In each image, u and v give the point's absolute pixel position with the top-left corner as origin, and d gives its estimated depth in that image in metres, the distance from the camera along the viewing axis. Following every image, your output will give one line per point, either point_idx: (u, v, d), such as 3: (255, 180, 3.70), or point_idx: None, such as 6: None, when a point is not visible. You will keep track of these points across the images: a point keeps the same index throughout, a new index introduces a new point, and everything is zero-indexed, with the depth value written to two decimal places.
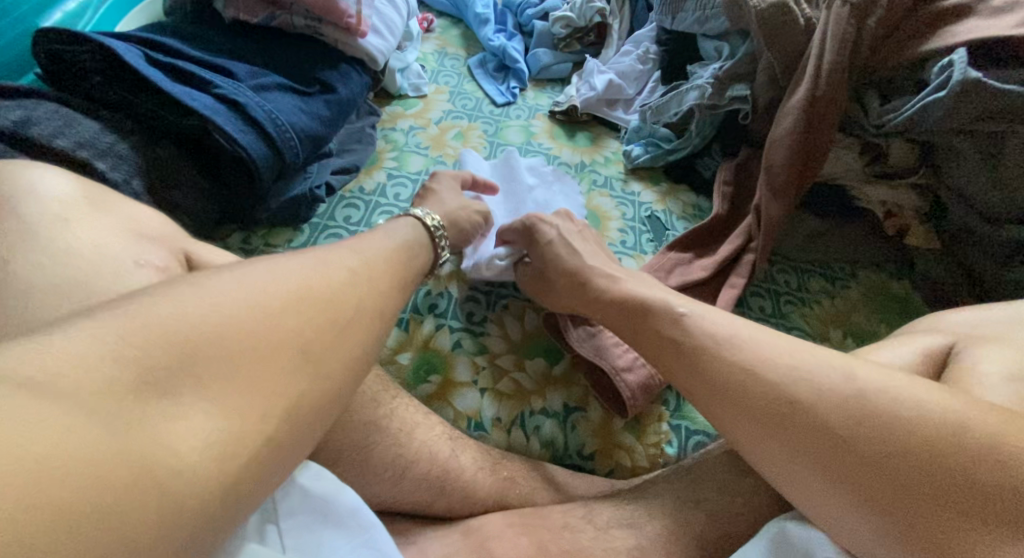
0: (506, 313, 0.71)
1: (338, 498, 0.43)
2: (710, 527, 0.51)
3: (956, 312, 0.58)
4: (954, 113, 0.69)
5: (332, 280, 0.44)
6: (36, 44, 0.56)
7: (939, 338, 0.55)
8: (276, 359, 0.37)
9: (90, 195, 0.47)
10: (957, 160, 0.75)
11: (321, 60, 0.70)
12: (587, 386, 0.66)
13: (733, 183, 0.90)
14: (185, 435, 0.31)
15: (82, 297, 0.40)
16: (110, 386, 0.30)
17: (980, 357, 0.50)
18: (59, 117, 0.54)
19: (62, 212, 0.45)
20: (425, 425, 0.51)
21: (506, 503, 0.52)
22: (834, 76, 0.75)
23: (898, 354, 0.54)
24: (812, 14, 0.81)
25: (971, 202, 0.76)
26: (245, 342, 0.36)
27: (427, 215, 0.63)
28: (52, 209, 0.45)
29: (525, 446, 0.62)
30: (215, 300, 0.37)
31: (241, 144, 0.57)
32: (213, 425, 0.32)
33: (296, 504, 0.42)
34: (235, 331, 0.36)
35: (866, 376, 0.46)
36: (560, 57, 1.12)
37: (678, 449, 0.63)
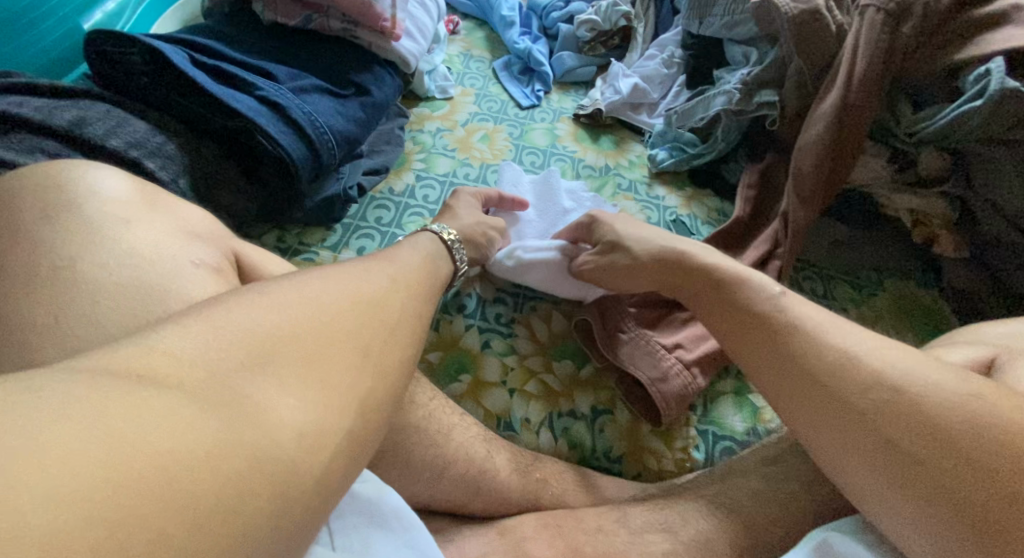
0: (534, 315, 0.71)
1: (385, 498, 0.45)
2: (747, 534, 0.51)
3: (991, 323, 0.58)
4: (989, 122, 0.69)
5: (376, 281, 0.45)
6: (89, 46, 0.58)
7: (980, 350, 0.54)
8: (337, 352, 0.39)
9: (141, 193, 0.49)
10: (991, 168, 0.75)
11: (356, 62, 0.71)
12: (615, 389, 0.66)
13: (759, 187, 0.89)
14: (278, 411, 0.34)
15: (139, 294, 0.41)
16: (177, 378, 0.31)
17: (1020, 370, 0.49)
18: (111, 118, 0.55)
19: (118, 211, 0.46)
20: (461, 426, 0.52)
21: (540, 504, 0.53)
22: (866, 84, 0.75)
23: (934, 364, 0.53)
24: (843, 22, 0.82)
25: (1003, 211, 0.76)
26: (308, 337, 0.38)
27: (445, 231, 0.63)
28: (108, 207, 0.46)
29: (554, 448, 0.63)
30: (280, 300, 0.39)
31: (282, 145, 0.58)
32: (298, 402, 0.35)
33: (344, 505, 0.43)
34: (303, 326, 0.39)
35: (905, 385, 0.46)
36: (585, 60, 1.12)
37: (707, 454, 0.64)
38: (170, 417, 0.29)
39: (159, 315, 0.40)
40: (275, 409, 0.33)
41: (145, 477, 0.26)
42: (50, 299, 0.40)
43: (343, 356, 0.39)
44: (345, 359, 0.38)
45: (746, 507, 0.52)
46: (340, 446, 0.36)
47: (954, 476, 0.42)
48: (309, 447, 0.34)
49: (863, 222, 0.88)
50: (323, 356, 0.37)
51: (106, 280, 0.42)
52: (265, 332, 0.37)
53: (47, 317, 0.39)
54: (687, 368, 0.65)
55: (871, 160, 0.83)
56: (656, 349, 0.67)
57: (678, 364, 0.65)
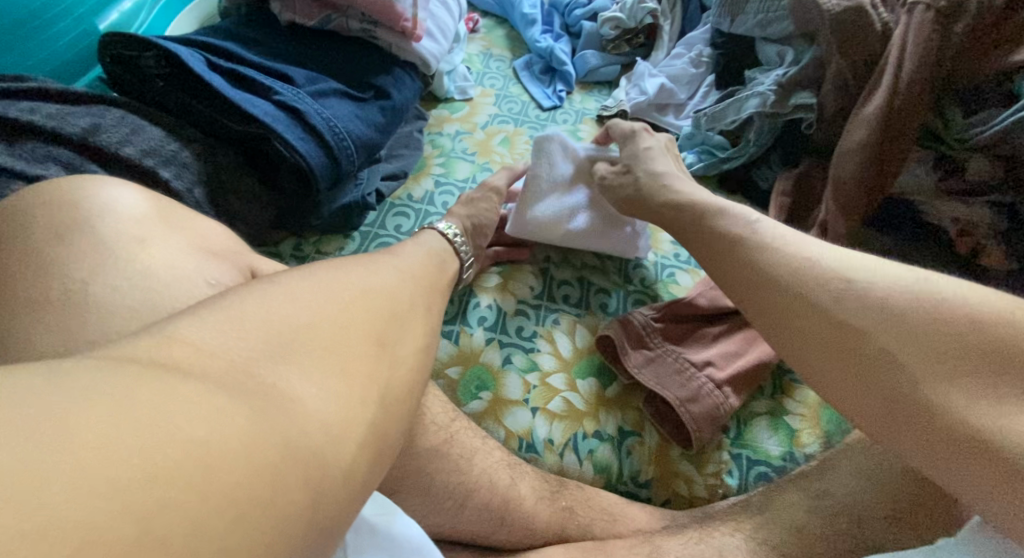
0: (557, 329, 0.68)
1: (400, 528, 0.42)
2: None
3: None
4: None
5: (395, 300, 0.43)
6: (103, 49, 0.56)
7: None
8: (353, 356, 0.37)
9: (158, 209, 0.46)
10: None
11: (375, 64, 0.68)
12: (643, 409, 0.63)
13: (793, 194, 0.84)
14: (301, 406, 0.33)
15: (151, 316, 0.39)
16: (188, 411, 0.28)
17: None
18: (125, 125, 0.53)
19: (133, 229, 0.44)
20: (484, 451, 0.49)
21: (567, 534, 0.50)
22: (914, 86, 0.70)
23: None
24: (889, 19, 0.76)
25: None
26: (322, 344, 0.37)
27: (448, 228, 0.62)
28: (123, 227, 0.44)
29: (578, 470, 0.60)
30: (295, 318, 0.37)
31: (300, 152, 0.55)
32: (321, 403, 0.34)
33: (363, 540, 0.41)
34: (316, 334, 0.37)
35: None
36: (609, 59, 1.09)
37: (740, 481, 0.60)
38: (185, 424, 0.28)
39: None
40: (289, 454, 0.31)
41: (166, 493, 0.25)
42: (60, 321, 0.38)
43: (360, 386, 0.36)
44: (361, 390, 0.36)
45: (787, 542, 0.49)
46: (356, 485, 0.33)
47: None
48: (337, 439, 0.33)
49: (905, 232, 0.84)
50: (340, 387, 0.35)
51: (118, 300, 0.40)
52: (278, 351, 0.35)
53: (56, 342, 0.37)
54: (717, 386, 0.62)
55: (915, 167, 0.80)
56: (687, 369, 0.64)
57: (712, 385, 0.62)
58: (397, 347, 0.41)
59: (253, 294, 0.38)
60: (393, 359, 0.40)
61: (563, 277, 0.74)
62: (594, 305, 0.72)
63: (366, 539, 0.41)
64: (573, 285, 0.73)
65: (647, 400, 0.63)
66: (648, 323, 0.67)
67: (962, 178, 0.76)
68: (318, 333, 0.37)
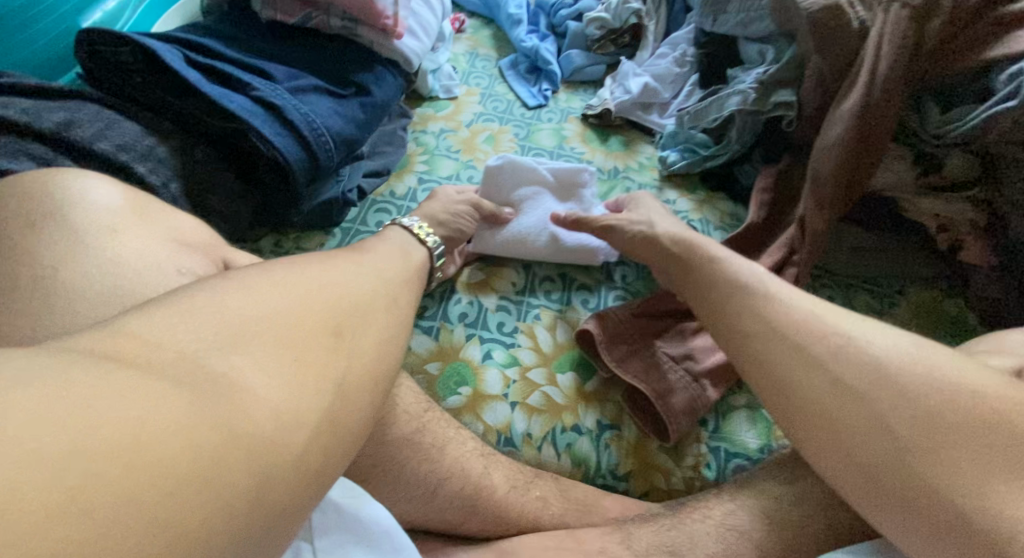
0: (537, 324, 0.69)
1: (368, 511, 0.43)
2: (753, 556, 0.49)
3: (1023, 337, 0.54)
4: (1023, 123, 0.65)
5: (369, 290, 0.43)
6: (79, 45, 0.56)
7: None
8: (307, 344, 0.37)
9: (133, 201, 0.47)
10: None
11: (356, 61, 0.69)
12: (622, 403, 0.63)
13: (773, 190, 0.85)
14: (249, 390, 0.33)
15: (122, 305, 0.40)
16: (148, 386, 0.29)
17: None
18: (101, 120, 0.53)
19: (105, 218, 0.44)
20: (457, 441, 0.50)
21: (539, 525, 0.51)
22: (890, 83, 0.71)
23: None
24: (867, 16, 0.77)
25: None
26: (273, 332, 0.36)
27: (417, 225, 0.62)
28: (95, 215, 0.44)
29: (557, 464, 0.60)
30: (245, 310, 0.36)
31: (278, 148, 0.56)
32: (270, 387, 0.34)
33: (330, 522, 0.41)
34: (267, 323, 0.37)
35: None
36: (594, 59, 1.09)
37: (717, 472, 0.61)
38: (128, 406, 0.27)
39: None
40: (244, 435, 0.31)
41: (111, 470, 0.25)
42: (30, 310, 0.38)
43: (311, 373, 0.36)
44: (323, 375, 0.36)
45: (753, 530, 0.50)
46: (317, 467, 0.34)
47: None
48: (285, 427, 0.33)
49: (884, 229, 0.85)
50: (291, 374, 0.35)
51: (89, 289, 0.40)
52: (227, 337, 0.35)
53: (26, 329, 0.37)
54: (694, 380, 0.63)
55: (894, 163, 0.80)
56: (666, 362, 0.65)
57: (689, 377, 0.63)
58: (366, 333, 0.41)
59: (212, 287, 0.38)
60: (360, 346, 0.40)
61: (546, 274, 0.74)
62: (575, 301, 0.72)
63: (333, 523, 0.42)
64: (556, 281, 0.74)
65: (626, 394, 0.63)
66: (629, 319, 0.68)
67: (939, 175, 0.77)
68: (286, 321, 0.37)
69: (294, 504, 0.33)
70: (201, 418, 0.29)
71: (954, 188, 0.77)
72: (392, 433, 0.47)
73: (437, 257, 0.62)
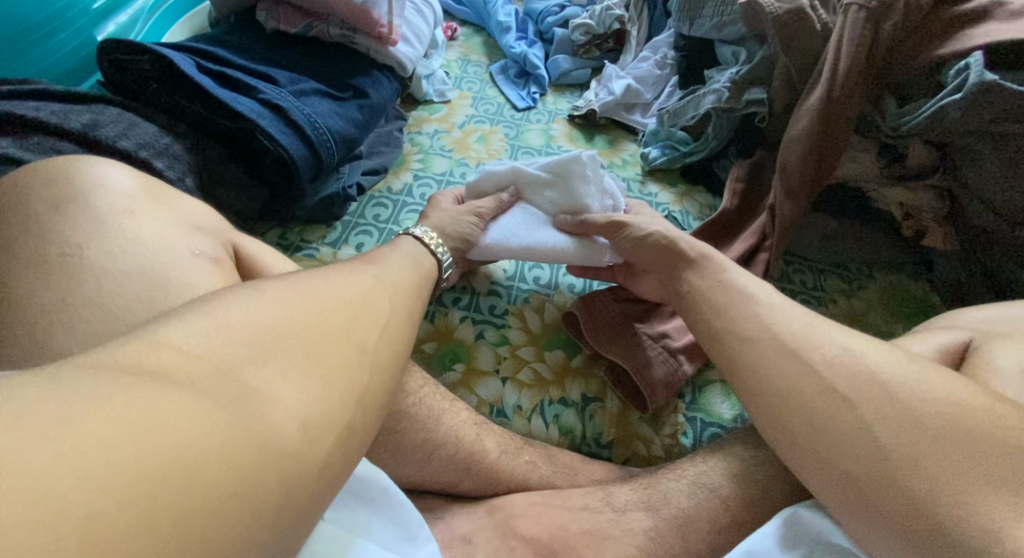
0: (527, 307, 0.74)
1: (367, 470, 0.47)
2: (725, 511, 0.51)
3: (971, 309, 0.59)
4: (970, 115, 0.71)
5: (369, 266, 0.48)
6: (102, 53, 0.61)
7: (954, 335, 0.55)
8: (335, 358, 0.37)
9: (147, 187, 0.52)
10: (977, 161, 0.76)
11: (355, 67, 0.74)
12: (605, 379, 0.68)
13: (747, 180, 0.90)
14: (279, 404, 0.33)
15: (147, 282, 0.45)
16: (181, 339, 0.33)
17: (991, 356, 0.51)
18: (122, 120, 0.59)
19: (125, 203, 0.49)
20: (451, 411, 0.54)
21: (528, 484, 0.54)
22: (849, 80, 0.77)
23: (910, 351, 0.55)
24: (830, 20, 0.83)
25: (990, 204, 0.78)
26: (304, 344, 0.36)
27: (426, 234, 0.63)
28: (116, 200, 0.49)
29: (545, 434, 0.65)
30: (273, 316, 0.37)
31: (283, 145, 0.61)
32: (298, 402, 0.34)
33: None
34: (296, 334, 0.37)
35: (876, 365, 0.48)
36: (580, 63, 1.15)
37: (694, 440, 0.65)
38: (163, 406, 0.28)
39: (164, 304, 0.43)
40: (274, 451, 0.32)
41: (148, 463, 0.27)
42: (65, 285, 0.43)
43: (337, 388, 0.36)
44: (346, 342, 0.39)
45: (723, 488, 0.52)
46: None
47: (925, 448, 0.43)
48: (311, 439, 0.33)
49: (854, 217, 0.89)
50: (319, 390, 0.35)
51: (119, 268, 0.45)
52: (260, 342, 0.35)
53: (61, 302, 0.42)
54: (672, 355, 0.68)
55: (860, 155, 0.85)
56: (644, 340, 0.70)
57: (666, 353, 0.68)
58: None
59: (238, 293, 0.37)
60: None
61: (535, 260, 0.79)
62: (562, 287, 0.77)
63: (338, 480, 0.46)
64: (543, 267, 0.79)
65: (608, 369, 0.69)
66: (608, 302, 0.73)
67: (904, 164, 0.81)
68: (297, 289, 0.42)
69: (312, 507, 0.34)
70: (228, 405, 0.31)
71: (917, 177, 0.81)
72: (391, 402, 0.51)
73: (443, 267, 0.64)
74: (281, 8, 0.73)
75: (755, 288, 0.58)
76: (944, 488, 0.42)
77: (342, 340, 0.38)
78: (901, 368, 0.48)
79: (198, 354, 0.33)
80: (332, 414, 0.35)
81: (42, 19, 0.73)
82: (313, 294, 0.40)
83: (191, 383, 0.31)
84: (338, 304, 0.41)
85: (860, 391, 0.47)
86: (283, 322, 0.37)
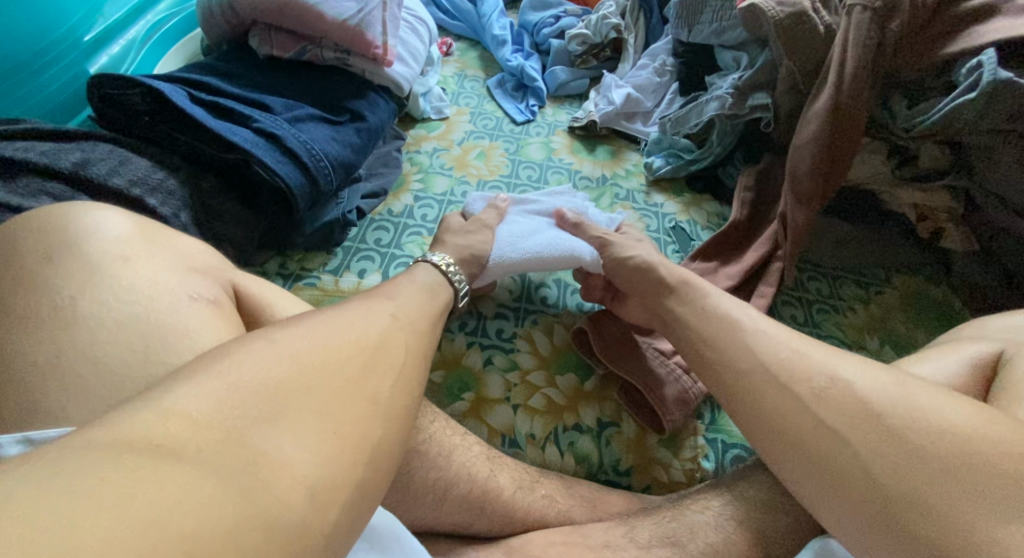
0: (536, 329, 0.72)
1: (377, 518, 0.44)
2: (753, 544, 0.48)
3: (998, 316, 0.57)
4: (984, 114, 0.68)
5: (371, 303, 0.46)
6: (92, 89, 0.60)
7: (981, 346, 0.53)
8: (347, 413, 0.35)
9: (143, 230, 0.50)
10: (992, 159, 0.74)
11: (350, 90, 0.72)
12: (620, 401, 0.66)
13: (755, 188, 0.88)
14: (288, 467, 0.31)
15: (141, 330, 0.43)
16: (187, 398, 0.31)
17: (1022, 368, 0.48)
18: (114, 157, 0.57)
19: (121, 248, 0.47)
20: (463, 446, 0.52)
21: (545, 521, 0.52)
22: (857, 82, 0.75)
23: (941, 361, 0.52)
24: (832, 22, 0.82)
25: (1009, 203, 0.76)
26: (313, 398, 0.34)
27: (442, 260, 0.61)
28: (111, 245, 0.47)
29: (560, 463, 0.62)
30: (277, 369, 0.35)
31: (279, 174, 0.59)
32: (305, 468, 0.31)
33: None
34: (302, 389, 0.35)
35: (907, 385, 0.46)
36: (577, 74, 1.14)
37: (715, 463, 0.63)
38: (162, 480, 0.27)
39: (159, 354, 0.41)
40: (279, 526, 0.29)
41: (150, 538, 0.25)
42: (57, 339, 0.41)
43: (348, 444, 0.34)
44: (359, 392, 0.36)
45: (751, 519, 0.50)
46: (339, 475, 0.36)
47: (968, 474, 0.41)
48: (320, 505, 0.31)
49: (865, 221, 0.87)
50: (329, 449, 0.33)
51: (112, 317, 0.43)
52: (268, 397, 0.33)
53: (52, 357, 0.40)
54: (686, 373, 0.66)
55: (870, 157, 0.84)
56: (657, 358, 0.67)
57: (681, 371, 0.66)
58: None
59: (241, 348, 0.36)
60: None
61: (542, 281, 0.77)
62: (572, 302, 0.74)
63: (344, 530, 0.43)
64: (551, 286, 0.77)
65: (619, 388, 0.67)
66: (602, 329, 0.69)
67: (915, 166, 0.80)
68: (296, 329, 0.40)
69: None
70: (230, 479, 0.29)
71: (931, 178, 0.80)
72: None
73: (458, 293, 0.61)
74: (273, 33, 0.71)
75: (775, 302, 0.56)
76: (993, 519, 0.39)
77: (352, 387, 0.36)
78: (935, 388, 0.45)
79: (206, 413, 0.31)
80: (341, 473, 0.33)
81: (32, 57, 0.72)
82: (314, 338, 0.38)
83: (191, 455, 0.29)
84: (347, 348, 0.38)
85: (893, 412, 0.44)
86: (289, 372, 0.35)
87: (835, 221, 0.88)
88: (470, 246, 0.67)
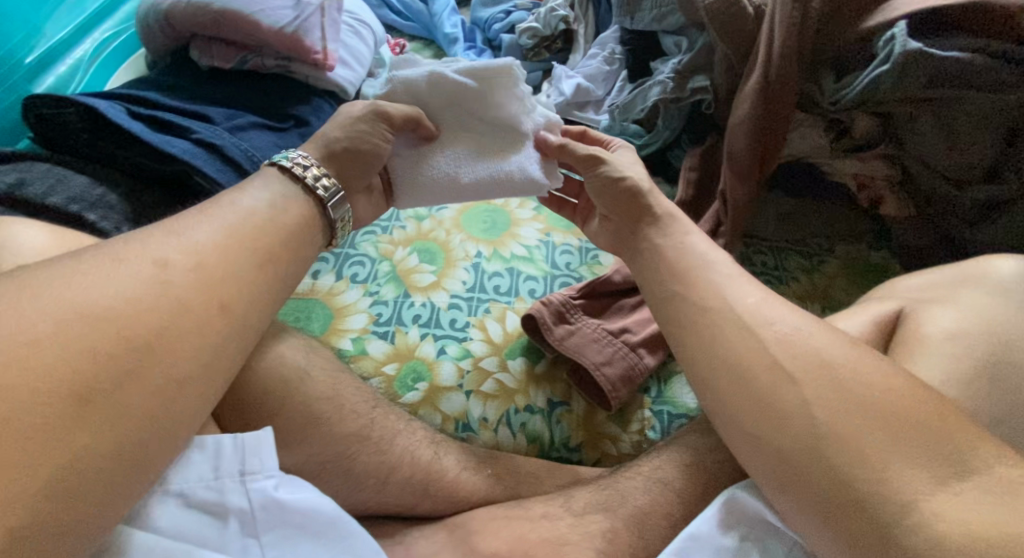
0: (489, 317, 0.74)
1: (310, 505, 0.45)
2: (678, 503, 0.51)
3: (905, 277, 0.59)
4: (901, 84, 0.71)
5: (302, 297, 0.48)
6: (24, 110, 0.61)
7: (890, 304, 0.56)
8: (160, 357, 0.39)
9: (54, 239, 0.51)
10: (914, 125, 0.77)
11: (294, 95, 0.74)
12: (570, 381, 0.68)
13: (700, 168, 0.91)
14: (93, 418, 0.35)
15: None
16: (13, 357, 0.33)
17: (925, 320, 0.52)
18: (50, 175, 0.58)
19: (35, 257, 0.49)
20: (405, 431, 0.55)
21: (491, 498, 0.55)
22: (785, 60, 0.77)
23: (848, 321, 0.54)
24: (761, 3, 0.84)
25: (937, 168, 0.79)
26: (125, 340, 0.38)
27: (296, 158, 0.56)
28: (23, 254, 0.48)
29: (513, 443, 0.64)
30: (104, 308, 0.38)
31: (220, 183, 0.61)
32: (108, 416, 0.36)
33: (271, 517, 0.44)
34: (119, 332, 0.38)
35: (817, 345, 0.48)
36: (530, 67, 1.16)
37: (662, 432, 0.66)
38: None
39: None
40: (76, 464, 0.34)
41: None
42: None
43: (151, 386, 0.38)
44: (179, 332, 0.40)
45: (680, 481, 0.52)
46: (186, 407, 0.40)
47: (862, 420, 0.43)
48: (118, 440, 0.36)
49: (811, 193, 0.90)
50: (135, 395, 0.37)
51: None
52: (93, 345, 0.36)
53: None
54: (631, 349, 0.68)
55: (809, 131, 0.85)
56: (604, 337, 0.70)
57: (626, 347, 0.68)
58: None
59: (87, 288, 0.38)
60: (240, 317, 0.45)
61: (495, 269, 0.80)
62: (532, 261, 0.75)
63: (273, 517, 0.44)
64: (504, 275, 0.79)
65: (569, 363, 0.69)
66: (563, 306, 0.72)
67: (851, 137, 0.82)
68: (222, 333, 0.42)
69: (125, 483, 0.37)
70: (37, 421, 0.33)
71: (866, 148, 0.82)
72: (338, 430, 0.51)
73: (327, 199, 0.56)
74: (212, 43, 0.72)
75: (707, 257, 0.57)
76: (891, 464, 0.41)
77: (165, 327, 0.40)
78: (840, 345, 0.48)
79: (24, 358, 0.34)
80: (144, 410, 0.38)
81: None
82: (146, 277, 0.41)
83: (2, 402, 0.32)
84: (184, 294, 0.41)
85: (802, 366, 0.46)
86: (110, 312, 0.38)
87: (780, 196, 0.91)
88: (351, 134, 0.60)
